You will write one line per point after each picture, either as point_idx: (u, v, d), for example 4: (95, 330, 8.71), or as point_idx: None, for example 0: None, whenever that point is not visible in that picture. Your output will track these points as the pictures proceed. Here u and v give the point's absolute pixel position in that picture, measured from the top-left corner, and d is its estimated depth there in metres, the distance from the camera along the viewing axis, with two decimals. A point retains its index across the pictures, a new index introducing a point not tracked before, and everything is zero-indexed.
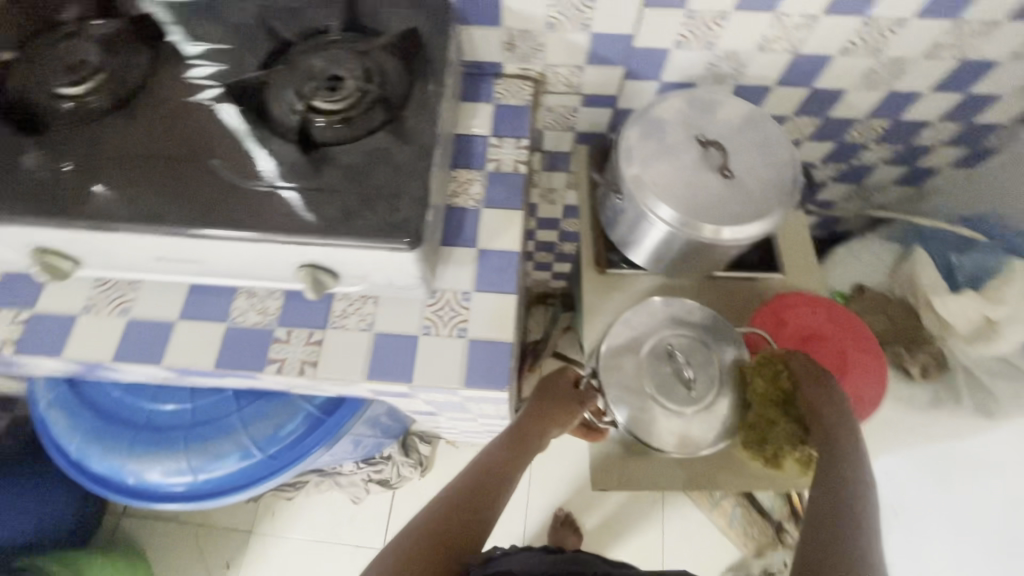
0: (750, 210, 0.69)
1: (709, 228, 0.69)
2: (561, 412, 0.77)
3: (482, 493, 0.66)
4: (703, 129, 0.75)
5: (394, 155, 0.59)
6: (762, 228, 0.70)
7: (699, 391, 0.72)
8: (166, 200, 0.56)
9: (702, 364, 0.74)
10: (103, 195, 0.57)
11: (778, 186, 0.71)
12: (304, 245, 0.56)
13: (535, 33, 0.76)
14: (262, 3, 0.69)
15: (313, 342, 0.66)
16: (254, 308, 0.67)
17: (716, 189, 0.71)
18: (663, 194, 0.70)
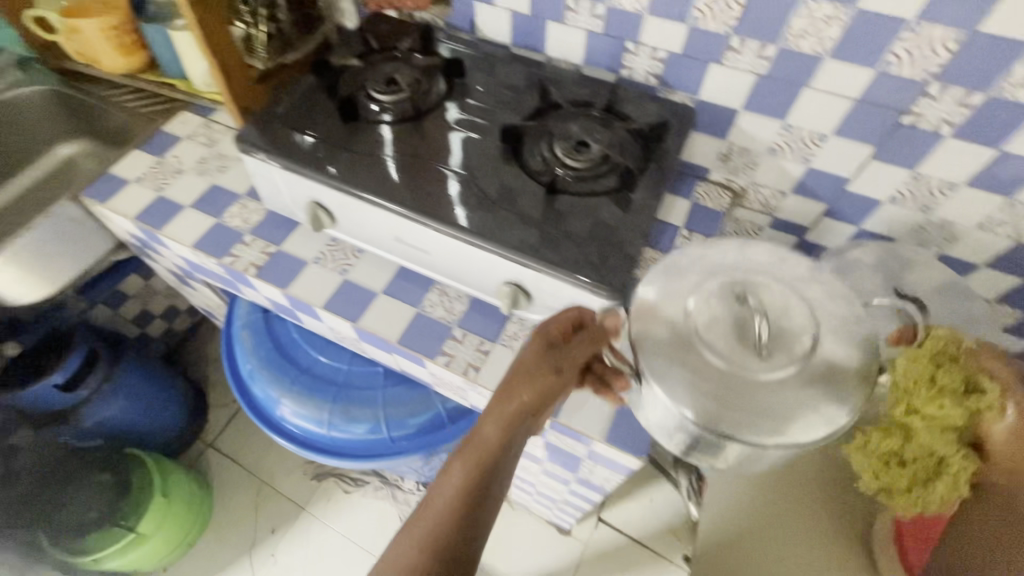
0: None
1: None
2: (535, 386, 0.54)
3: (445, 538, 0.49)
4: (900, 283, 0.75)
5: (617, 217, 0.67)
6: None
7: (779, 361, 0.49)
8: (426, 195, 0.68)
9: (786, 334, 0.51)
10: (382, 176, 0.70)
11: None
12: (521, 265, 0.64)
13: (754, 152, 0.83)
14: (536, 72, 0.84)
15: (482, 350, 0.73)
16: (443, 304, 0.76)
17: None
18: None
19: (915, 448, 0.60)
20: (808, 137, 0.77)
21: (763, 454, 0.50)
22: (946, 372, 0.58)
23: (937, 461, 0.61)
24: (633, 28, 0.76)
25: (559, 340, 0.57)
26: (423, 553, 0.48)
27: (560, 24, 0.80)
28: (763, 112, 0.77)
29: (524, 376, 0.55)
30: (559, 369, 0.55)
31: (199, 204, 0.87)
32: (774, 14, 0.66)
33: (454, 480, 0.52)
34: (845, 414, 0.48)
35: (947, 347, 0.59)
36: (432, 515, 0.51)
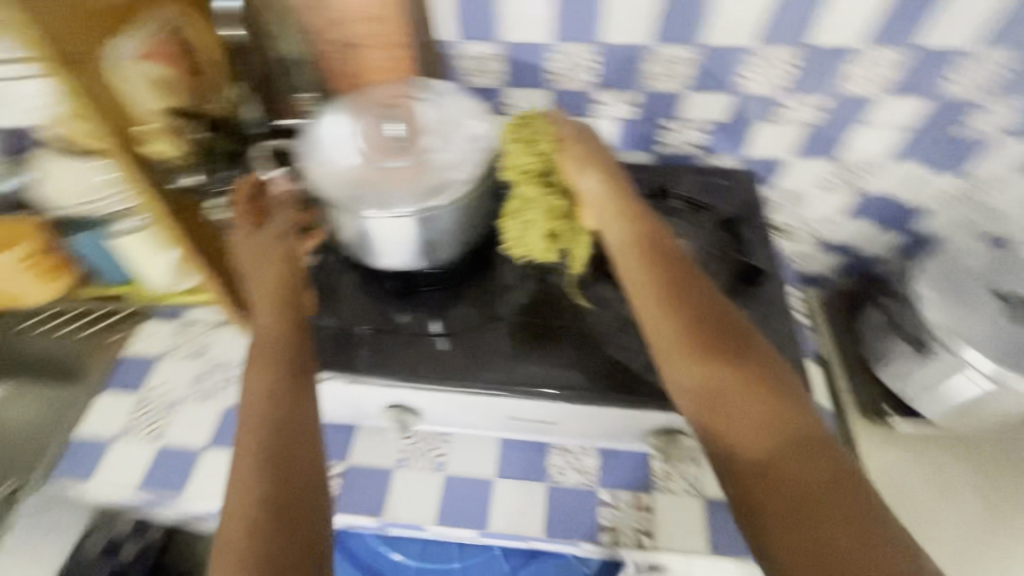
0: None
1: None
2: (276, 260, 0.54)
3: (283, 416, 0.43)
4: (994, 281, 0.73)
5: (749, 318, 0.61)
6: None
7: (415, 147, 0.56)
8: (542, 365, 0.60)
9: (422, 126, 0.58)
10: (480, 360, 0.61)
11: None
12: (671, 416, 0.58)
13: (801, 191, 0.81)
14: None
15: (643, 508, 0.62)
16: (572, 466, 0.65)
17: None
18: (983, 348, 0.67)
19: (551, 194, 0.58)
20: (858, 167, 0.75)
21: (435, 219, 0.55)
22: (528, 131, 0.58)
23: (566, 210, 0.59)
24: (670, 106, 0.71)
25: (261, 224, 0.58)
26: (252, 449, 0.40)
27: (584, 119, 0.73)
28: (810, 155, 0.75)
29: (264, 258, 0.54)
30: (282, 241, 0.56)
31: (219, 440, 0.69)
32: (834, 70, 0.64)
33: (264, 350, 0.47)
34: (472, 170, 0.55)
35: (523, 117, 0.61)
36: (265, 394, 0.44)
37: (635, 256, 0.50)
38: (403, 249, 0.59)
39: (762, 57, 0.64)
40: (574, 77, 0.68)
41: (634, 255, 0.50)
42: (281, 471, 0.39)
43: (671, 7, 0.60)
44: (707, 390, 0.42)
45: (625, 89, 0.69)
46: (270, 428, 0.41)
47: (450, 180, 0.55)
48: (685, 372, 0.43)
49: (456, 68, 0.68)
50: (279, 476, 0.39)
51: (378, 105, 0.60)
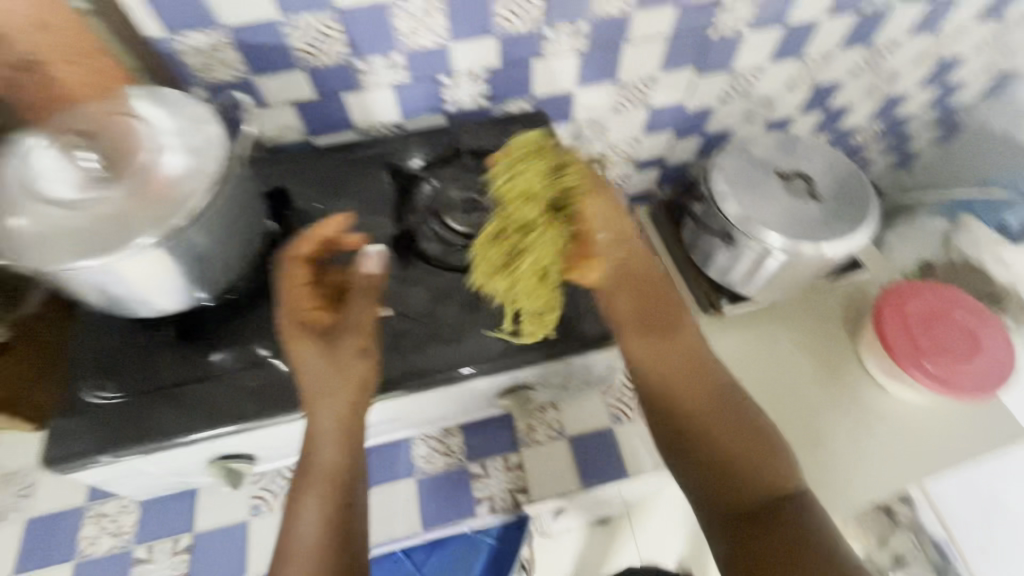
0: (848, 222, 0.76)
1: (828, 247, 0.74)
2: (348, 389, 0.45)
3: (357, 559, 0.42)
4: (776, 163, 0.81)
5: None
6: (868, 235, 0.76)
7: (129, 168, 0.47)
8: None
9: (129, 143, 0.49)
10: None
11: (861, 196, 0.78)
12: (508, 374, 0.57)
13: (600, 118, 0.82)
14: (365, 152, 0.71)
15: (513, 468, 0.62)
16: (438, 451, 0.63)
17: (813, 210, 0.76)
18: (774, 228, 0.74)
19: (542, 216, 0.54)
20: (640, 83, 0.77)
21: (189, 239, 0.48)
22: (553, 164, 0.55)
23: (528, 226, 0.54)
24: (441, 61, 0.67)
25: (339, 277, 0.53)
26: None
27: (357, 92, 0.68)
28: (595, 82, 0.75)
29: (340, 376, 0.45)
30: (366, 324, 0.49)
31: (28, 560, 0.58)
32: None
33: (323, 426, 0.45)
34: (208, 176, 0.48)
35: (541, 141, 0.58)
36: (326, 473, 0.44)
37: (622, 290, 0.51)
38: (171, 285, 0.51)
39: None
40: (326, 50, 0.62)
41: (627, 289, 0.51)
42: None
43: None
44: (669, 395, 0.48)
45: (387, 52, 0.64)
46: None
47: (187, 191, 0.47)
48: (639, 353, 0.50)
49: (186, 64, 0.59)
50: None
51: (76, 130, 0.50)
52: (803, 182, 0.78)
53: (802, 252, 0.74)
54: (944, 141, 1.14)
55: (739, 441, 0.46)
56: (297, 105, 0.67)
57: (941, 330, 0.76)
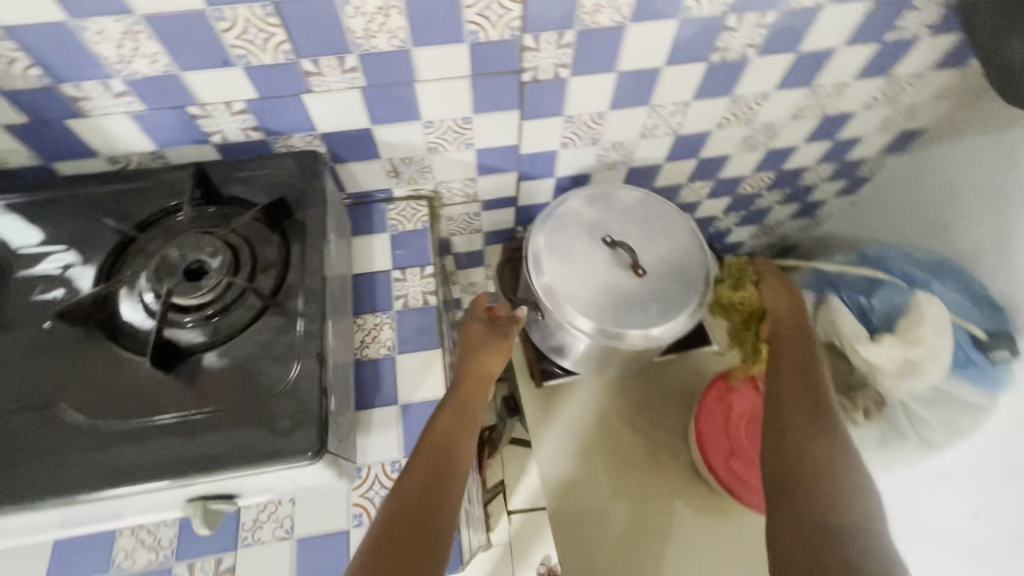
0: (666, 306, 0.68)
1: (637, 333, 0.67)
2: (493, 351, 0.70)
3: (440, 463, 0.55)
4: (607, 227, 0.72)
5: (285, 340, 0.53)
6: (689, 319, 0.68)
7: None
8: (9, 471, 0.47)
9: None
10: (2, 466, 0.47)
11: (691, 275, 0.70)
12: (179, 487, 0.48)
13: (417, 157, 0.72)
14: (105, 190, 0.61)
15: (224, 572, 0.55)
16: (144, 545, 0.56)
17: (631, 288, 0.69)
18: (581, 307, 0.67)
19: (741, 314, 0.80)
20: (453, 124, 0.67)
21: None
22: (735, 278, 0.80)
23: (750, 314, 0.79)
24: (178, 91, 0.56)
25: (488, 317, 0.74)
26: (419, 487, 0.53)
27: (85, 118, 0.57)
28: (394, 120, 0.65)
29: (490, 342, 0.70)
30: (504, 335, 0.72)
31: None
32: (326, 25, 0.52)
33: (441, 428, 0.57)
34: None
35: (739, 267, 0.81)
36: (424, 462, 0.54)
37: (783, 343, 0.68)
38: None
39: (225, 21, 0.50)
40: (14, 72, 0.51)
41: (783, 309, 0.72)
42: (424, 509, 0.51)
43: None
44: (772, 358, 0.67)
45: (99, 79, 0.53)
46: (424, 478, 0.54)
47: None
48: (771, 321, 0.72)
49: None
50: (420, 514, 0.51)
51: None
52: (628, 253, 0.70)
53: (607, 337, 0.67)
54: (848, 193, 1.05)
55: (789, 398, 0.62)
56: (10, 129, 0.57)
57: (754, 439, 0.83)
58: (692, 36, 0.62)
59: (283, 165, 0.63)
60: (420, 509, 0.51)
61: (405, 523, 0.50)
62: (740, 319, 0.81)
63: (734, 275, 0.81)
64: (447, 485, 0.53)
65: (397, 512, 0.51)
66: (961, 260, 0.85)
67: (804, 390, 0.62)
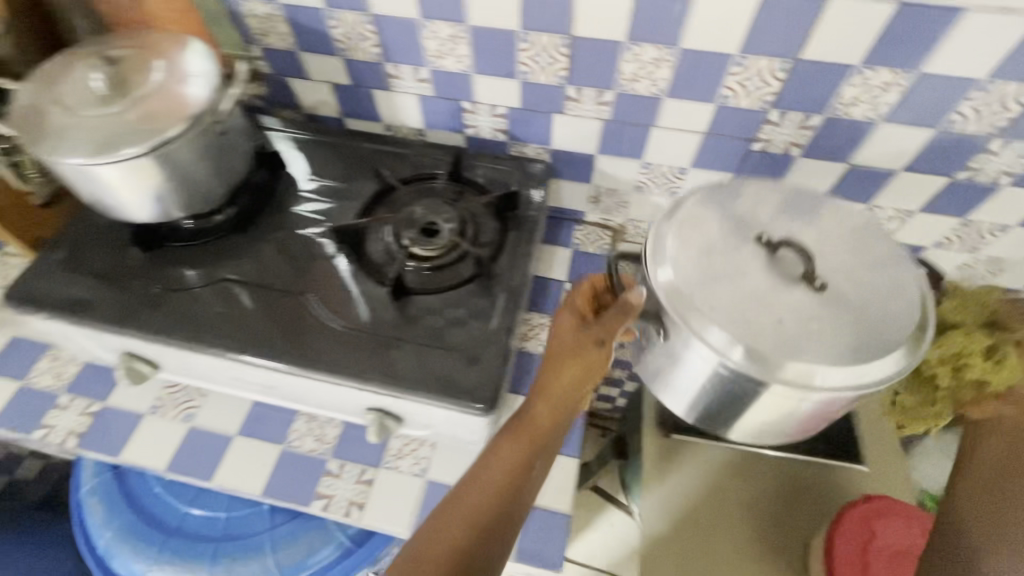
0: (861, 342, 0.45)
1: (799, 368, 0.44)
2: (583, 361, 0.53)
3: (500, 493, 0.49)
4: (764, 224, 0.51)
5: (483, 308, 0.61)
6: (891, 372, 0.45)
7: (126, 94, 0.55)
8: (264, 333, 0.60)
9: (143, 72, 0.57)
10: (261, 328, 0.61)
11: (892, 303, 0.47)
12: (372, 394, 0.58)
13: (622, 191, 0.78)
14: (377, 149, 0.76)
15: (364, 482, 0.64)
16: (312, 434, 0.67)
17: (801, 306, 0.46)
18: (721, 316, 0.46)
19: (963, 376, 0.48)
20: (668, 171, 0.73)
21: (171, 152, 0.56)
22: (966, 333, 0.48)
23: (975, 381, 0.47)
24: (463, 89, 0.69)
25: (587, 313, 0.56)
26: (471, 519, 0.47)
27: (388, 92, 0.72)
28: (618, 155, 0.72)
29: (580, 355, 0.53)
30: (598, 348, 0.53)
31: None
32: (603, 62, 0.61)
33: (504, 449, 0.50)
34: (174, 125, 0.54)
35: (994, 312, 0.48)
36: (477, 495, 0.48)
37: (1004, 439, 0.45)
38: (144, 194, 0.59)
39: (527, 43, 0.61)
40: (362, 48, 0.67)
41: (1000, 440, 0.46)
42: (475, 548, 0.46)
43: None
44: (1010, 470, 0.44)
45: (414, 65, 0.68)
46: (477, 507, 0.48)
47: (149, 128, 0.54)
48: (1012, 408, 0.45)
49: (247, 26, 0.68)
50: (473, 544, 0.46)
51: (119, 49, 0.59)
52: (794, 257, 0.48)
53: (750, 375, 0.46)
54: None
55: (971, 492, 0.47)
56: (335, 86, 0.74)
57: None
58: (941, 148, 0.61)
59: (517, 166, 0.74)
60: (473, 543, 0.46)
61: (456, 560, 0.45)
62: (963, 388, 0.48)
63: (985, 322, 0.48)
64: (498, 528, 0.47)
65: (440, 544, 0.46)
66: None
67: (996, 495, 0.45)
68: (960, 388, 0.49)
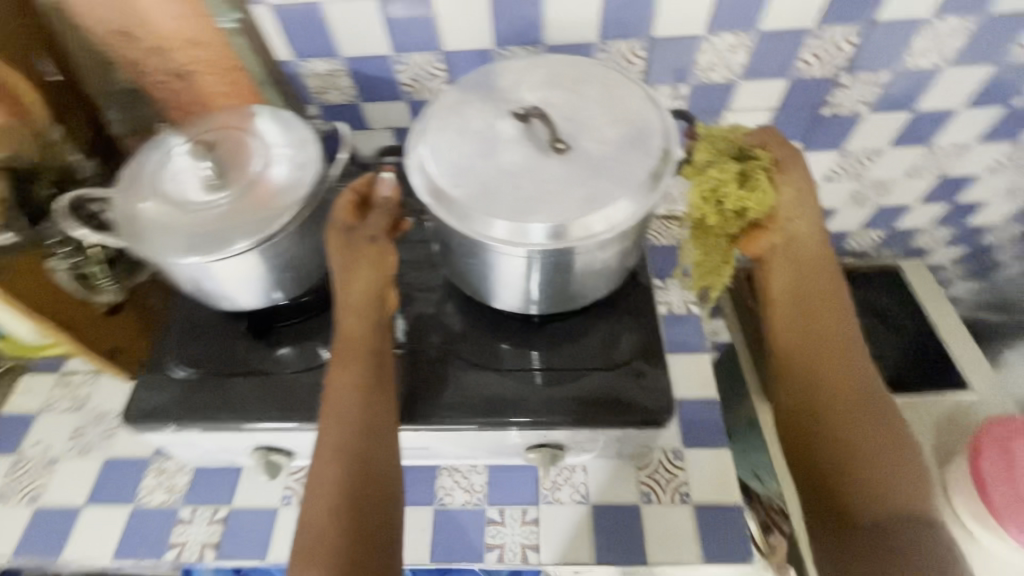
0: (611, 188, 0.47)
1: (578, 227, 0.46)
2: (369, 266, 0.52)
3: (370, 421, 0.49)
4: (519, 100, 0.52)
5: (619, 323, 0.64)
6: (629, 215, 0.47)
7: (229, 184, 0.53)
8: (413, 393, 0.59)
9: (240, 159, 0.55)
10: (408, 388, 0.60)
11: (632, 159, 0.48)
12: (544, 430, 0.58)
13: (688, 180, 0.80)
14: None
15: (529, 522, 0.62)
16: (460, 486, 0.64)
17: (557, 173, 0.47)
18: (507, 210, 0.46)
19: (726, 210, 0.55)
20: None
21: (288, 238, 0.53)
22: (722, 171, 0.53)
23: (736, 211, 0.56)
24: None
25: (354, 222, 0.53)
26: (338, 455, 0.47)
27: None
28: None
29: (358, 257, 0.51)
30: (373, 244, 0.52)
31: (99, 495, 0.66)
32: (682, 58, 0.62)
33: (338, 381, 0.50)
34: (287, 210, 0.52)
35: (737, 144, 0.55)
36: (332, 432, 0.48)
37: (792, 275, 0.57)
38: (256, 284, 0.56)
39: (606, 52, 0.61)
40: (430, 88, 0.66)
41: (786, 267, 0.58)
42: (368, 477, 0.47)
43: (496, 12, 0.57)
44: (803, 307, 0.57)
45: None
46: (353, 442, 0.48)
47: (263, 217, 0.51)
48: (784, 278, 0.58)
49: (307, 86, 0.65)
50: (364, 475, 0.47)
51: (204, 136, 0.57)
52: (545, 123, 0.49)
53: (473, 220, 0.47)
54: None
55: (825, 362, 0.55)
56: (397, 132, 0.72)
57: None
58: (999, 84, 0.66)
59: None
60: (359, 481, 0.47)
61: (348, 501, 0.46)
62: (729, 222, 0.56)
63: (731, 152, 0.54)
64: (382, 464, 0.48)
65: (332, 494, 0.46)
66: None
67: (834, 352, 0.55)
68: (725, 219, 0.56)
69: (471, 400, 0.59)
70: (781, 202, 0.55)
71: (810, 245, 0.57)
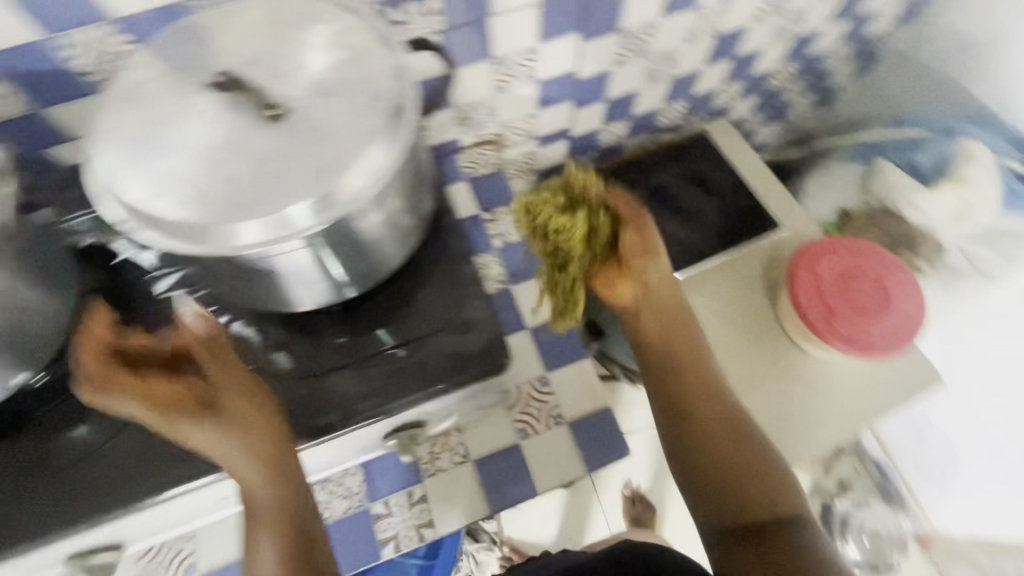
0: (353, 134, 0.39)
1: (338, 191, 0.38)
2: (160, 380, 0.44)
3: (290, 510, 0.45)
4: (218, 61, 0.41)
5: (441, 275, 0.59)
6: (386, 161, 0.39)
7: None
8: None
9: None
10: None
11: (363, 102, 0.40)
12: (397, 416, 0.54)
13: (485, 100, 0.75)
14: None
15: (418, 501, 0.59)
16: (337, 494, 0.59)
17: (284, 141, 0.38)
18: (244, 202, 0.37)
19: (556, 245, 0.58)
20: (519, 58, 0.70)
21: None
22: (551, 204, 0.58)
23: (560, 245, 0.58)
24: None
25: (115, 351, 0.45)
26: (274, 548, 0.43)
27: None
28: (468, 63, 0.68)
29: (114, 378, 0.43)
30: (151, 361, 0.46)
31: None
32: None
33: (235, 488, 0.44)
34: None
35: (570, 188, 0.59)
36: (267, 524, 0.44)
37: (647, 309, 0.56)
38: None
39: None
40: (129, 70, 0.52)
41: (652, 313, 0.56)
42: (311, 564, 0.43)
43: None
44: (661, 314, 0.57)
45: None
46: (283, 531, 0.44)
47: None
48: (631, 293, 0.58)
49: None
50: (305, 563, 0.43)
51: None
52: (249, 89, 0.39)
53: (216, 235, 0.38)
54: None
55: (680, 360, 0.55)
56: None
57: (854, 294, 0.75)
58: None
59: None
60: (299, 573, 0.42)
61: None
62: (556, 252, 0.58)
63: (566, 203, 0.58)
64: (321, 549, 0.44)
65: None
66: (989, 111, 0.91)
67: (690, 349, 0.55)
68: (557, 249, 0.58)
69: (307, 416, 0.53)
70: (627, 240, 0.56)
71: (657, 265, 0.57)
